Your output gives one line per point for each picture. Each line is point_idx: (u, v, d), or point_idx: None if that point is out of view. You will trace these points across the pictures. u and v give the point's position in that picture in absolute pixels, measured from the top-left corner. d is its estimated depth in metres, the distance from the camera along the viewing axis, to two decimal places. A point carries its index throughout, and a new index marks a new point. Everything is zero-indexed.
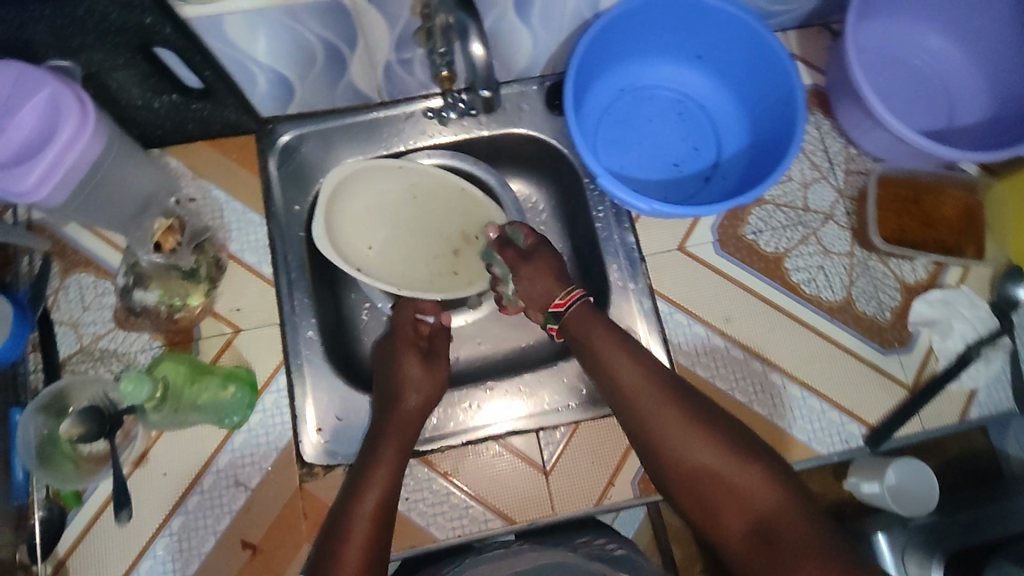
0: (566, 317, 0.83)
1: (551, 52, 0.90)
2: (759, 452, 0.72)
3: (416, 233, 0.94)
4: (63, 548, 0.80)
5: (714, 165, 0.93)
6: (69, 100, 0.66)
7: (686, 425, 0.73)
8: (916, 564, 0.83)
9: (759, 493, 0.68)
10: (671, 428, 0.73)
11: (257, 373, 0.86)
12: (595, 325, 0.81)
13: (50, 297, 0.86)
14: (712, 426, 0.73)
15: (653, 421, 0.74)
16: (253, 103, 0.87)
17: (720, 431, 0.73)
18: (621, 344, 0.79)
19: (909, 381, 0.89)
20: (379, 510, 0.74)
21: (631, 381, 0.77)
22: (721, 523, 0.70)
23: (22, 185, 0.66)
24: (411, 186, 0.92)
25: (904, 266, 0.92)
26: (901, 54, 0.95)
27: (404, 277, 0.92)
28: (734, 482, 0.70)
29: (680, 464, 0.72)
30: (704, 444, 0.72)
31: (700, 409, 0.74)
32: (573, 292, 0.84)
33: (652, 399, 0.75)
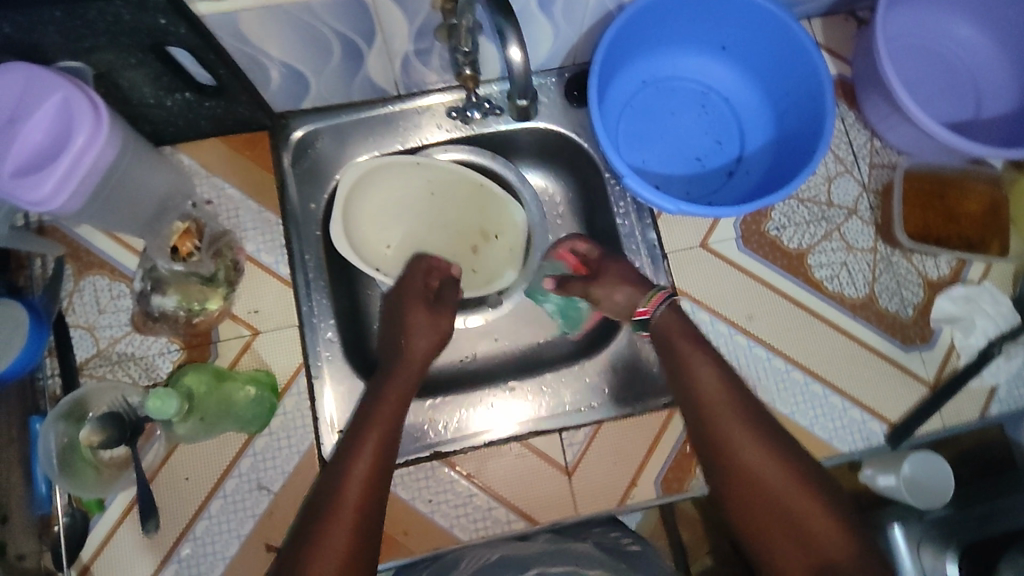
0: (656, 318, 0.81)
1: (571, 44, 0.88)
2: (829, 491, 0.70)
3: (435, 230, 0.93)
4: (87, 553, 0.80)
5: (737, 159, 0.92)
6: (82, 105, 0.65)
7: (763, 448, 0.72)
8: (930, 555, 0.83)
9: (827, 532, 0.67)
10: (743, 448, 0.73)
11: (278, 376, 0.85)
12: (682, 332, 0.80)
13: (65, 300, 0.85)
14: (789, 456, 0.72)
15: (730, 437, 0.73)
16: (267, 99, 0.85)
17: (796, 462, 0.72)
18: (707, 354, 0.78)
19: (930, 378, 0.89)
20: (379, 462, 0.73)
21: (712, 393, 0.76)
22: (777, 556, 0.69)
23: (38, 194, 0.64)
24: (428, 183, 0.90)
25: (927, 262, 0.91)
26: (930, 43, 0.93)
27: None
28: (797, 514, 0.68)
29: (747, 484, 0.71)
30: (780, 471, 0.71)
31: (779, 437, 0.73)
32: (658, 294, 0.82)
33: (731, 414, 0.74)
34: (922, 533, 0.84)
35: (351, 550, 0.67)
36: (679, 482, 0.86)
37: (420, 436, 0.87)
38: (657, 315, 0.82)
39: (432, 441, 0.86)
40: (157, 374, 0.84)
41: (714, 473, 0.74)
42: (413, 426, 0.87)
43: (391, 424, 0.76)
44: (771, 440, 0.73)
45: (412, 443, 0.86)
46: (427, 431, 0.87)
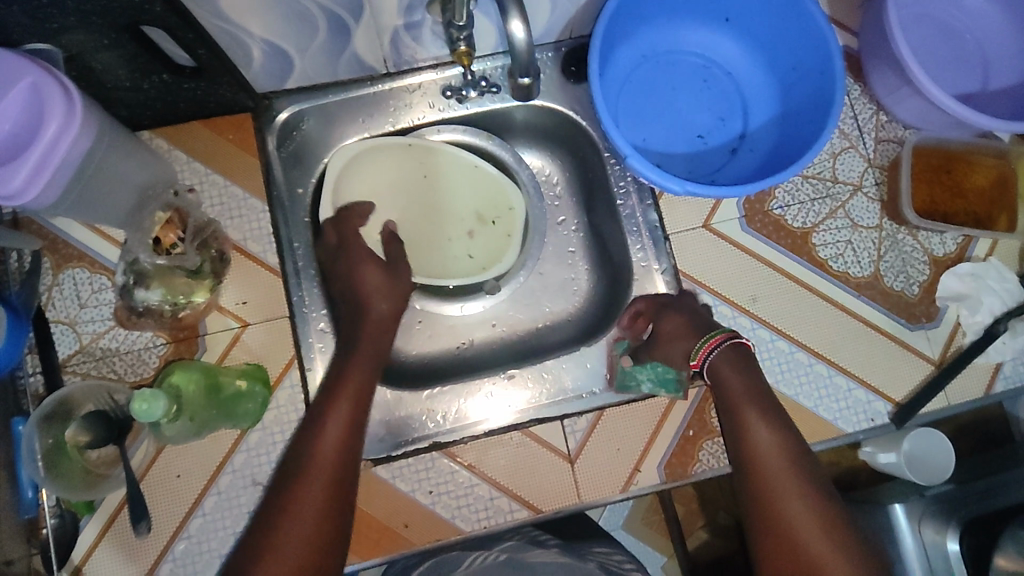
0: (714, 359, 0.75)
1: (568, 17, 0.84)
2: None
3: (427, 210, 0.89)
4: (78, 555, 0.77)
5: (741, 136, 0.89)
6: (52, 91, 0.61)
7: (814, 520, 0.66)
8: (933, 529, 0.76)
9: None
10: (808, 528, 0.66)
11: (270, 369, 0.82)
12: (742, 388, 0.74)
13: (45, 294, 0.81)
14: (839, 528, 0.66)
15: (779, 501, 0.68)
16: (249, 79, 0.81)
17: (850, 539, 0.66)
18: (764, 412, 0.72)
19: (936, 357, 0.88)
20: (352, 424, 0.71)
21: (766, 454, 0.70)
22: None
23: (10, 187, 0.61)
24: (419, 159, 0.86)
25: (933, 239, 0.89)
26: (937, 13, 0.90)
27: (417, 262, 0.88)
28: None
29: (800, 560, 0.65)
30: (830, 547, 0.65)
31: (835, 512, 0.67)
32: (715, 338, 0.76)
33: (787, 480, 0.68)
34: (925, 507, 0.77)
35: (324, 513, 0.65)
36: (683, 468, 0.84)
37: (418, 427, 0.85)
38: (714, 361, 0.76)
39: (430, 432, 0.85)
40: (144, 369, 0.81)
41: (758, 538, 0.68)
42: (411, 416, 0.85)
43: (364, 386, 0.74)
44: (825, 511, 0.67)
45: (410, 434, 0.85)
46: (425, 421, 0.86)
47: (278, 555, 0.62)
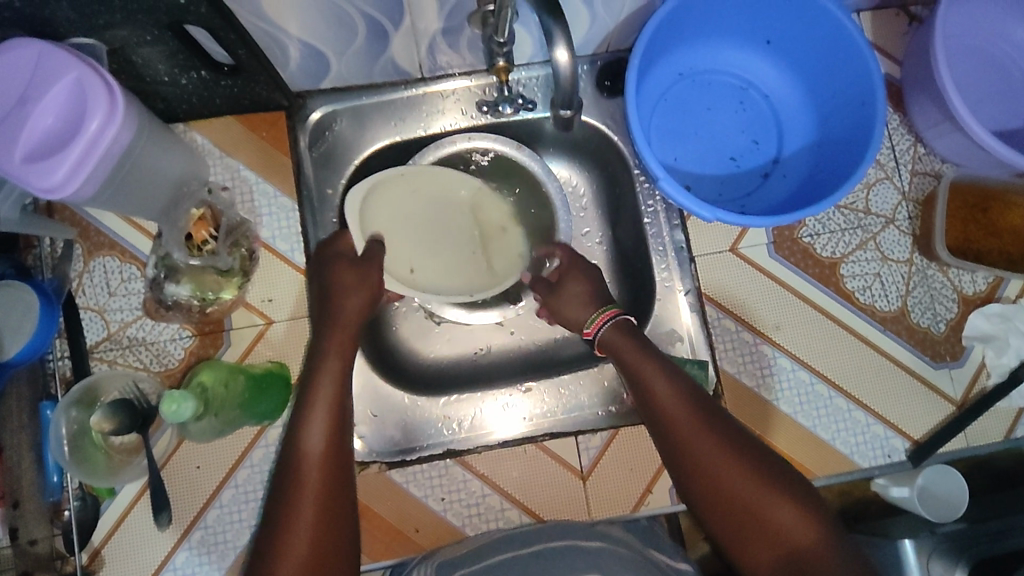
0: (605, 334, 0.76)
1: (608, 31, 0.83)
2: (793, 485, 0.66)
3: (437, 234, 0.84)
4: (98, 538, 0.79)
5: (775, 160, 0.88)
6: (96, 87, 0.61)
7: (720, 451, 0.67)
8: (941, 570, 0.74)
9: (797, 529, 0.63)
10: (700, 446, 0.67)
11: (291, 367, 0.83)
12: (627, 341, 0.75)
13: (75, 280, 0.83)
14: (743, 449, 0.67)
15: (682, 443, 0.68)
16: (285, 78, 0.81)
17: (753, 460, 0.67)
18: (653, 359, 0.73)
19: (958, 397, 0.87)
20: (340, 381, 0.71)
21: (662, 401, 0.71)
22: (753, 561, 0.64)
23: (50, 181, 0.61)
24: (410, 180, 0.81)
25: (963, 277, 0.88)
26: (984, 45, 0.87)
27: (462, 282, 0.83)
28: (766, 515, 0.64)
29: (703, 483, 0.67)
30: (743, 474, 0.65)
31: (736, 436, 0.68)
32: (609, 312, 0.77)
33: (684, 420, 0.69)
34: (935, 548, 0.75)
35: (338, 463, 0.66)
36: None
37: (434, 433, 0.86)
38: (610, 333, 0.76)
39: (444, 439, 0.86)
40: (169, 361, 0.82)
41: (683, 483, 0.69)
42: (427, 422, 0.86)
43: (345, 360, 0.72)
44: (726, 440, 0.67)
45: (424, 440, 0.86)
46: (440, 428, 0.86)
47: (301, 505, 0.63)
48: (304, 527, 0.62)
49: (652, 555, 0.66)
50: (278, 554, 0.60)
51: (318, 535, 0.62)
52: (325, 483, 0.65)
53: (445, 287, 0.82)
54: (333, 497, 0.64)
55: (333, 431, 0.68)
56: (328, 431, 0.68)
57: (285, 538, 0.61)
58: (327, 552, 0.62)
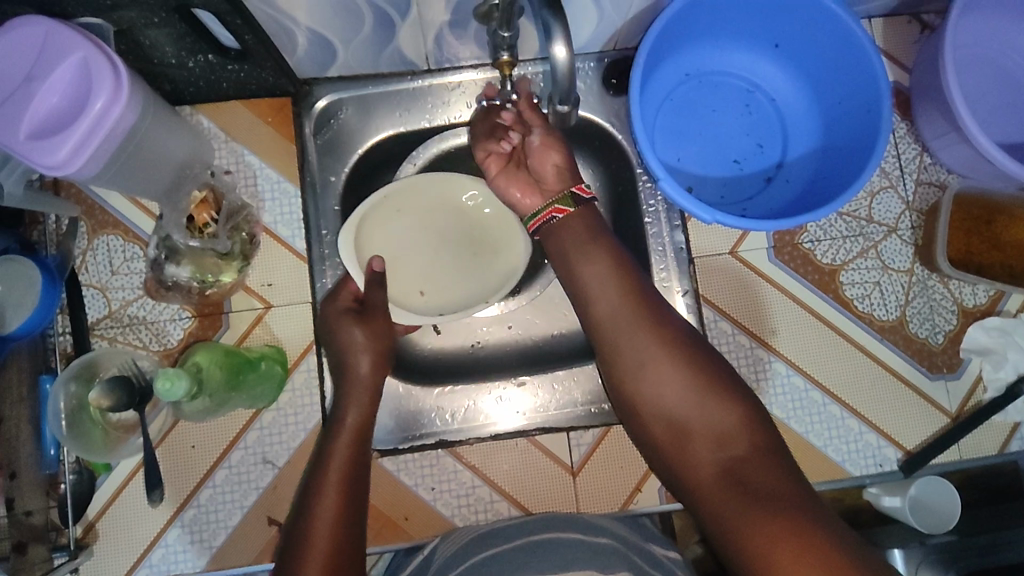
0: (562, 218, 0.72)
1: (614, 29, 0.83)
2: (737, 387, 0.65)
3: (435, 249, 0.84)
4: (93, 511, 0.80)
5: (778, 165, 0.88)
6: (102, 68, 0.62)
7: (669, 353, 0.65)
8: None
9: (738, 436, 0.62)
10: (642, 342, 0.66)
11: (288, 352, 0.84)
12: (586, 237, 0.71)
13: (78, 257, 0.84)
14: (695, 355, 0.66)
15: (632, 342, 0.66)
16: (292, 65, 0.81)
17: (705, 367, 0.65)
18: (609, 260, 0.70)
19: (953, 409, 0.86)
20: (365, 412, 0.73)
21: (613, 300, 0.68)
22: (693, 468, 0.63)
23: (54, 158, 0.62)
24: (392, 208, 0.81)
25: (964, 289, 0.88)
26: (995, 54, 0.86)
27: (472, 290, 0.83)
28: (705, 415, 0.63)
29: (644, 382, 0.66)
30: (691, 379, 0.64)
31: (688, 343, 0.67)
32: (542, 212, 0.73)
33: (636, 320, 0.67)
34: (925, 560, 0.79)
35: (351, 466, 0.68)
36: None
37: (427, 424, 0.86)
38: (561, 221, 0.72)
39: (437, 429, 0.86)
40: (168, 340, 0.83)
41: (631, 385, 0.66)
42: (422, 413, 0.86)
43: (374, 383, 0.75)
44: (677, 343, 0.66)
45: (418, 429, 0.86)
46: (433, 419, 0.86)
47: (323, 512, 0.63)
48: (325, 532, 0.62)
49: (642, 547, 0.66)
50: (301, 553, 0.60)
51: (336, 540, 0.62)
52: (344, 491, 0.65)
53: (459, 299, 0.83)
54: (352, 504, 0.65)
55: (355, 449, 0.69)
56: (353, 438, 0.70)
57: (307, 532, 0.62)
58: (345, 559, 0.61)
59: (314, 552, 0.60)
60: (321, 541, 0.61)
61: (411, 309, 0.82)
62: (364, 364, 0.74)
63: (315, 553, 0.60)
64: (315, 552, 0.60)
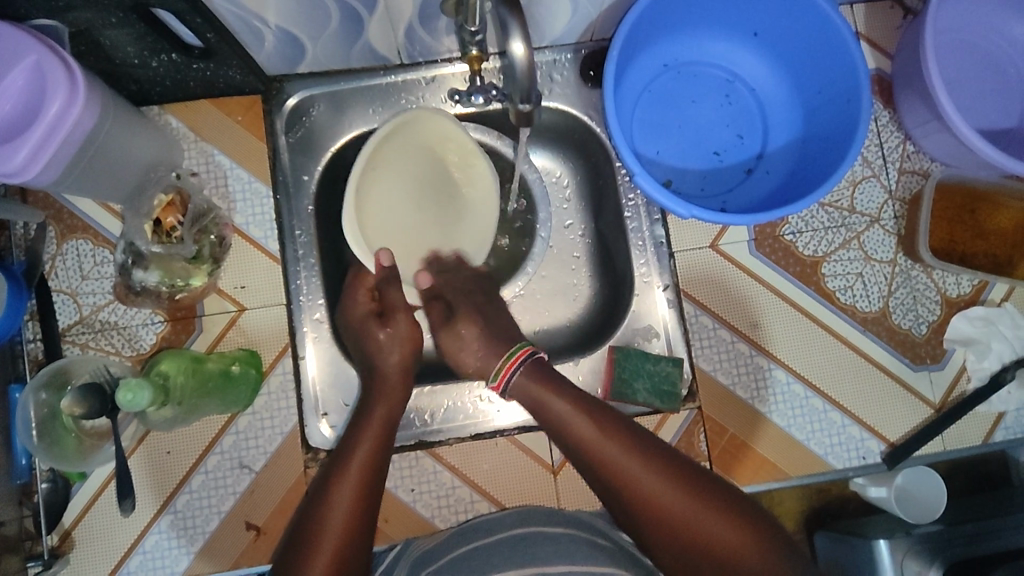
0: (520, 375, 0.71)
1: (590, 21, 0.81)
2: (733, 498, 0.62)
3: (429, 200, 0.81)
4: (69, 519, 0.80)
5: (759, 156, 0.86)
6: (55, 69, 0.61)
7: (660, 482, 0.61)
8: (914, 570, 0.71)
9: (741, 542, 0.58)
10: (631, 475, 0.62)
11: (263, 355, 0.83)
12: (545, 381, 0.70)
13: (47, 262, 0.82)
14: (671, 467, 0.63)
15: (619, 478, 0.62)
16: (260, 63, 0.80)
17: (687, 476, 0.62)
18: (564, 392, 0.68)
19: (937, 400, 0.86)
20: (393, 403, 0.72)
21: (584, 440, 0.65)
22: None
23: (11, 165, 0.61)
24: (371, 178, 0.76)
25: (948, 279, 0.87)
26: (978, 39, 0.85)
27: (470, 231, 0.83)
28: (713, 538, 0.59)
29: (649, 518, 0.60)
30: (678, 495, 0.60)
31: (662, 455, 0.64)
32: (516, 355, 0.73)
33: (613, 452, 0.63)
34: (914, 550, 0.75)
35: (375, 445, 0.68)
36: None
37: (406, 424, 0.85)
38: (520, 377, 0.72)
39: (416, 430, 0.85)
40: (140, 345, 0.82)
41: (624, 516, 0.63)
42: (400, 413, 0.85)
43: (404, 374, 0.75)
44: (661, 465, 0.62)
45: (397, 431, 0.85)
46: (412, 419, 0.85)
47: (343, 488, 0.63)
48: (343, 508, 0.62)
49: (619, 542, 0.66)
50: (318, 533, 0.60)
51: (353, 519, 0.62)
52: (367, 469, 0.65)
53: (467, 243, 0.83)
54: (372, 489, 0.64)
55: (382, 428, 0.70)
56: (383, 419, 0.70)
57: (326, 507, 0.62)
58: (356, 539, 0.61)
59: (323, 550, 0.59)
60: (340, 512, 0.62)
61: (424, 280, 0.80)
62: (394, 356, 0.75)
63: (335, 517, 0.61)
64: (332, 527, 0.61)
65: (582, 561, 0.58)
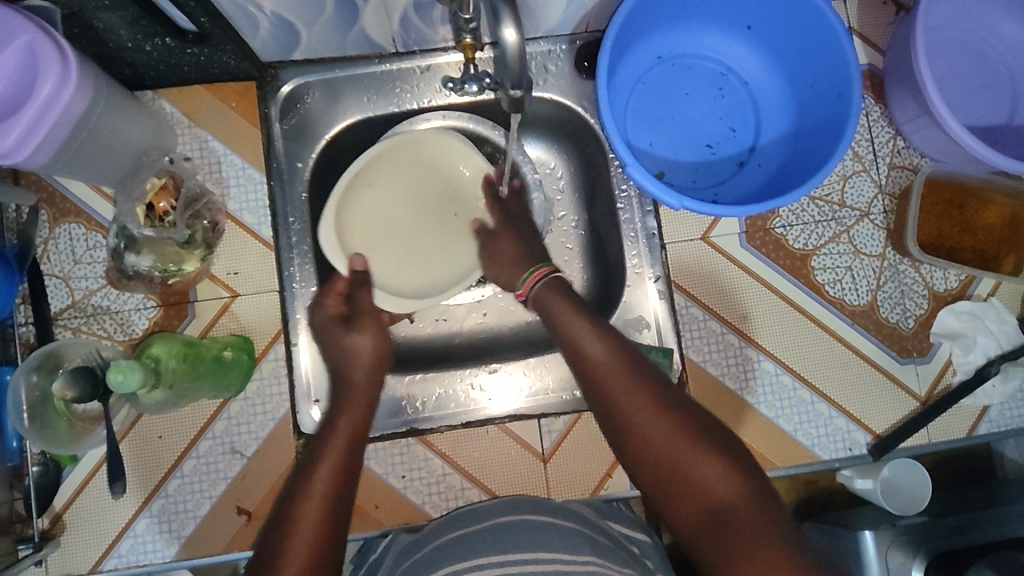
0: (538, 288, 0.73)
1: (584, 12, 0.81)
2: (723, 441, 0.62)
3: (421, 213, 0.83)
4: (60, 503, 0.80)
5: (750, 149, 0.87)
6: (46, 50, 0.61)
7: (651, 411, 0.63)
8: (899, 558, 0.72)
9: (720, 482, 0.59)
10: (625, 400, 0.64)
11: (256, 341, 0.83)
12: (559, 301, 0.71)
13: (39, 246, 0.82)
14: (671, 404, 0.64)
15: (615, 402, 0.65)
16: (254, 49, 0.80)
17: (682, 411, 0.63)
18: (585, 319, 0.69)
19: (922, 393, 0.87)
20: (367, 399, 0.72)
21: (588, 361, 0.67)
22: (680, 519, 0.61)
23: (1, 146, 0.61)
24: (360, 190, 0.78)
25: (936, 273, 0.88)
26: (969, 36, 0.86)
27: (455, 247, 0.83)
28: (691, 476, 0.60)
29: (636, 445, 0.63)
30: (669, 431, 0.62)
31: (668, 393, 0.65)
32: (539, 270, 0.74)
33: (613, 375, 0.66)
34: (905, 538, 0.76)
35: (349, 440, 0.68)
36: None
37: (398, 412, 0.86)
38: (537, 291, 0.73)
39: (408, 417, 0.86)
40: (133, 330, 0.82)
41: (615, 435, 0.65)
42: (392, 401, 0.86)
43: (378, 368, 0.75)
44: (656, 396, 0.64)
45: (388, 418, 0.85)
46: (404, 407, 0.86)
47: (316, 482, 0.63)
48: (316, 500, 0.62)
49: (605, 530, 0.67)
50: (291, 524, 0.60)
51: (327, 509, 0.61)
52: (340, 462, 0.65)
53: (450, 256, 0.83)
54: (345, 480, 0.64)
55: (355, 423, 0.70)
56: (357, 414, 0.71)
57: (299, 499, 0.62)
58: (331, 527, 0.61)
59: (300, 536, 0.59)
60: (313, 503, 0.61)
61: (411, 294, 0.80)
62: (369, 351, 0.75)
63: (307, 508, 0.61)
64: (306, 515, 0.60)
65: (569, 548, 0.58)
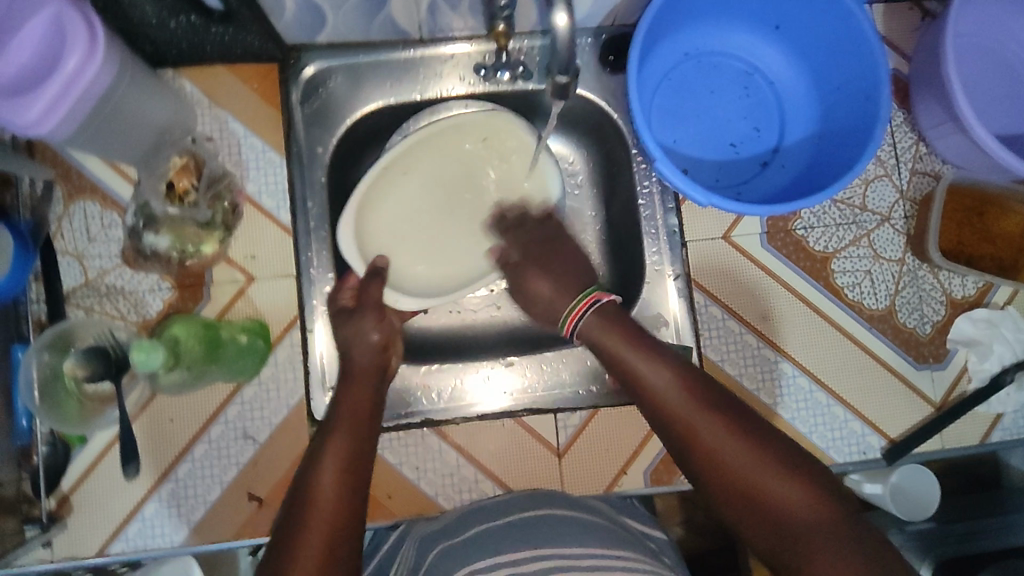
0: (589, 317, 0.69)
1: (613, 5, 0.81)
2: (794, 455, 0.58)
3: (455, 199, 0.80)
4: (68, 484, 0.79)
5: (774, 149, 0.87)
6: (75, 21, 0.59)
7: (720, 433, 0.59)
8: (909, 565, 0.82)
9: (792, 504, 0.55)
10: (695, 428, 0.60)
11: (271, 326, 0.82)
12: (613, 326, 0.68)
13: (54, 223, 0.81)
14: (739, 423, 0.59)
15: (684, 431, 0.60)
16: (279, 30, 0.78)
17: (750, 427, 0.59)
18: (641, 345, 0.66)
19: (937, 399, 0.87)
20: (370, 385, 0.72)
21: (653, 391, 0.63)
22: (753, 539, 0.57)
23: (24, 118, 0.60)
24: (387, 181, 0.77)
25: (954, 280, 0.88)
26: (995, 44, 0.86)
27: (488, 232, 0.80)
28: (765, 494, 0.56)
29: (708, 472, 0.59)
30: (740, 451, 0.57)
31: (734, 411, 0.60)
32: (590, 296, 0.71)
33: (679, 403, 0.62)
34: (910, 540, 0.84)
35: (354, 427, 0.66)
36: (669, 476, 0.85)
37: (413, 402, 0.85)
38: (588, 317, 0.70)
39: (423, 408, 0.85)
40: (147, 311, 0.81)
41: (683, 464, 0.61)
42: (407, 391, 0.85)
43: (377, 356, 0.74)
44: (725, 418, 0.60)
45: (403, 408, 0.84)
46: (419, 397, 0.85)
47: (326, 467, 0.61)
48: (328, 486, 0.60)
49: (625, 525, 0.67)
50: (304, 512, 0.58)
51: (341, 493, 0.60)
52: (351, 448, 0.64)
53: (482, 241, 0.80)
54: (358, 466, 0.63)
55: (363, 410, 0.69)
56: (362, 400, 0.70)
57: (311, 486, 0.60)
58: (347, 511, 0.59)
59: (312, 530, 0.57)
60: (326, 489, 0.60)
61: (431, 288, 0.78)
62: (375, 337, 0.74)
63: (321, 492, 0.59)
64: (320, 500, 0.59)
65: (594, 542, 0.58)
